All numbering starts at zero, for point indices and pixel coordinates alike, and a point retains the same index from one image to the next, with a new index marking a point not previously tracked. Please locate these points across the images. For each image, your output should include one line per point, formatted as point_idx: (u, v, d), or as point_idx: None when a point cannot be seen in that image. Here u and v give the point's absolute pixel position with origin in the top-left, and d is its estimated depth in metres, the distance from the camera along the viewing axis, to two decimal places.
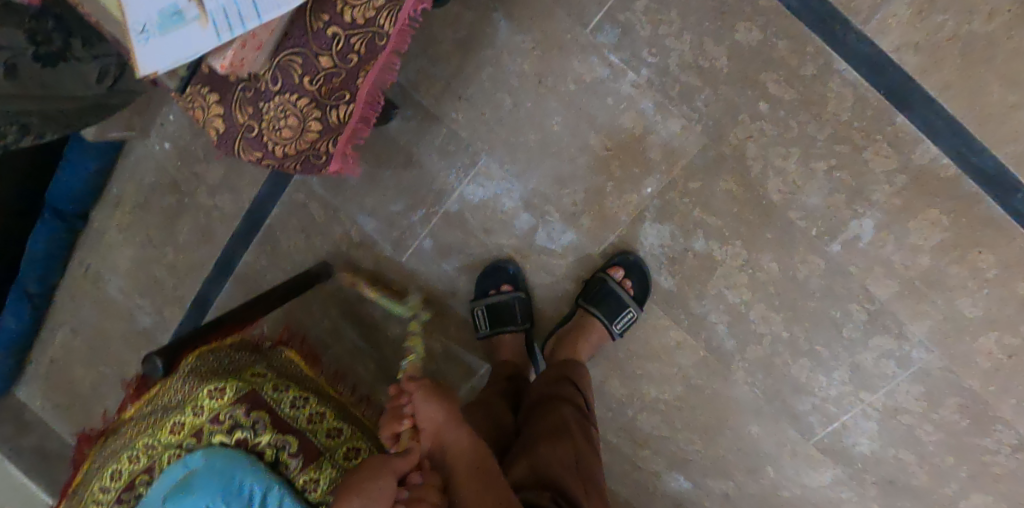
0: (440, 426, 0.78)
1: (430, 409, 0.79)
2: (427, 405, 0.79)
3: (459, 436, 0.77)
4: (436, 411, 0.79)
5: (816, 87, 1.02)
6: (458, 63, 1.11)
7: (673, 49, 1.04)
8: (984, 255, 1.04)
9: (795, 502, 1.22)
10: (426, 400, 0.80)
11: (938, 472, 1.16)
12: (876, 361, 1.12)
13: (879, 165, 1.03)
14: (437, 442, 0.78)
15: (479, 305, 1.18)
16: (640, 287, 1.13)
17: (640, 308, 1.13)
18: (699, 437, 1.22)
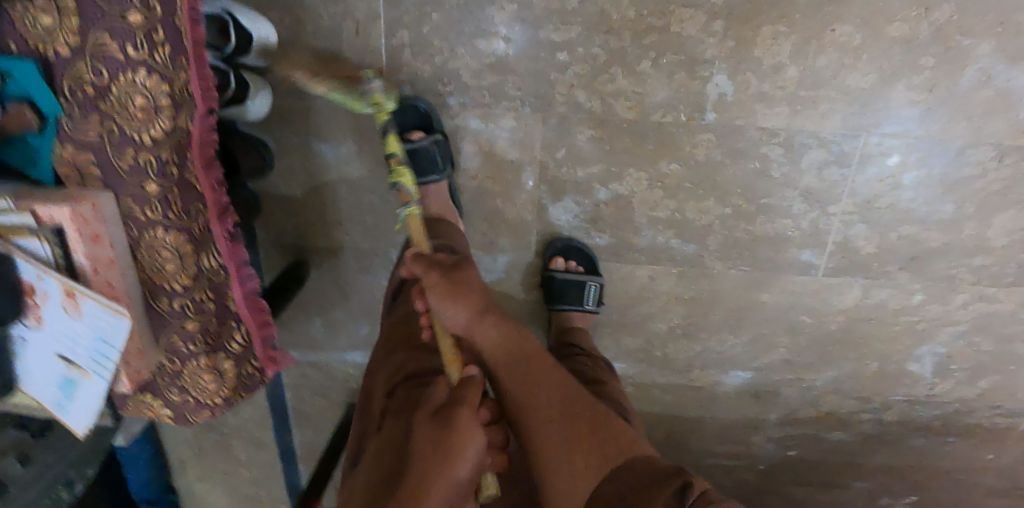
0: (470, 325, 0.82)
1: (456, 314, 0.82)
2: (450, 309, 0.82)
3: (485, 327, 0.81)
4: (466, 312, 0.82)
5: (593, 8, 1.01)
6: (316, 199, 1.18)
7: (458, 67, 1.06)
8: (837, 29, 1.01)
9: (846, 326, 1.24)
10: (453, 304, 0.82)
11: (947, 223, 1.15)
12: (819, 176, 1.11)
13: (693, 28, 1.02)
14: (466, 333, 0.83)
15: (397, 158, 1.07)
16: (586, 262, 1.17)
17: (598, 275, 1.17)
18: (728, 333, 1.25)
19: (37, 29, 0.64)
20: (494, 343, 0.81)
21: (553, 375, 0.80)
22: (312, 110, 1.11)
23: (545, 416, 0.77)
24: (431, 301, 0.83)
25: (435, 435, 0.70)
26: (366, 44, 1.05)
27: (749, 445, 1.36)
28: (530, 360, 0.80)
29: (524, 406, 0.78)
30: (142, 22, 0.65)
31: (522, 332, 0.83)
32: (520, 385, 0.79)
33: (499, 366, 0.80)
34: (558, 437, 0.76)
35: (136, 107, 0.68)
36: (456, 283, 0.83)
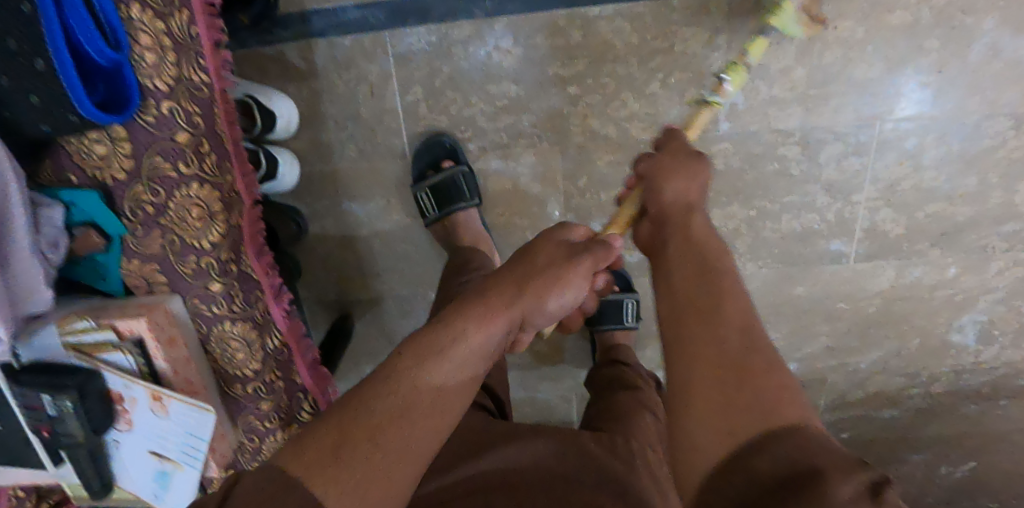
0: (665, 210, 0.74)
1: (671, 193, 0.74)
2: (666, 185, 0.74)
3: (683, 194, 0.74)
4: (679, 191, 0.74)
5: (598, 39, 1.03)
6: (353, 253, 1.21)
7: (473, 113, 1.09)
8: (840, 25, 1.03)
9: (884, 307, 1.25)
10: (675, 179, 0.75)
11: (973, 195, 1.15)
12: (839, 167, 1.13)
13: (698, 44, 1.04)
14: (660, 211, 0.74)
15: (422, 187, 1.10)
16: (622, 281, 1.21)
17: (633, 291, 1.19)
18: (768, 328, 1.27)
19: (96, 162, 0.69)
20: (679, 244, 0.69)
21: (743, 296, 0.62)
22: (338, 172, 1.14)
23: (711, 330, 0.59)
24: (662, 167, 0.76)
25: (539, 262, 0.71)
26: (382, 104, 1.08)
27: None
28: (718, 265, 0.65)
29: (705, 305, 0.62)
30: (190, 140, 0.70)
31: (722, 246, 0.69)
32: (693, 301, 0.62)
33: (674, 263, 0.67)
34: (716, 350, 0.58)
35: (193, 217, 0.72)
36: (693, 163, 0.76)
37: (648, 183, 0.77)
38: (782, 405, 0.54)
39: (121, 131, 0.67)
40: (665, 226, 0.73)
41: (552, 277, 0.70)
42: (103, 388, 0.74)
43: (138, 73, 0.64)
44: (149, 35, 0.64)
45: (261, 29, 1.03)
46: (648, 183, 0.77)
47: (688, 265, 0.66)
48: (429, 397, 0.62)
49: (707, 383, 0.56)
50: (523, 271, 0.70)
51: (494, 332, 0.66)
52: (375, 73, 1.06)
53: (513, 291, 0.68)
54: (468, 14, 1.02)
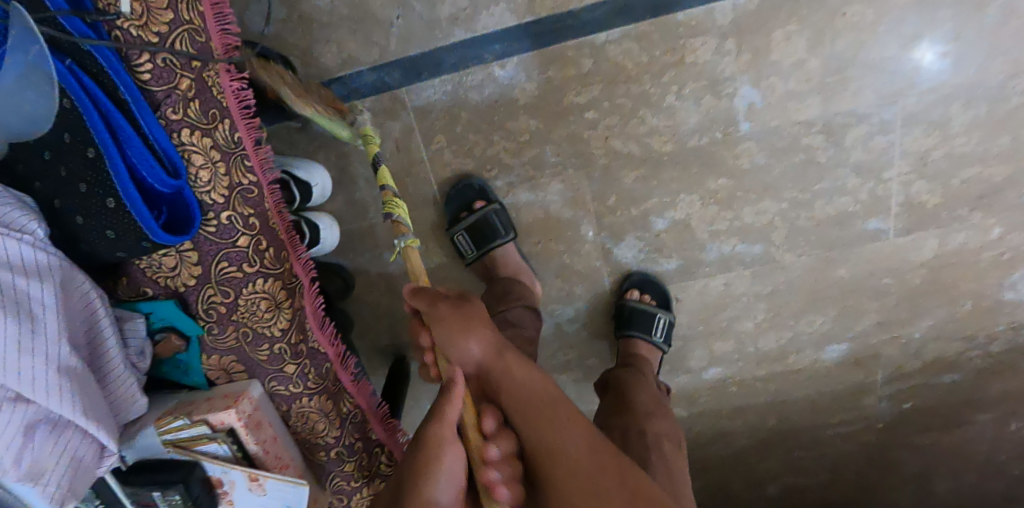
0: (485, 361, 0.76)
1: (474, 349, 0.76)
2: (466, 345, 0.75)
3: (487, 354, 0.76)
4: (482, 346, 0.76)
5: (607, 64, 1.05)
6: (399, 300, 1.23)
7: (496, 152, 1.11)
8: (846, 12, 1.03)
9: (930, 276, 1.25)
10: (462, 340, 0.75)
11: (1008, 154, 1.14)
12: (866, 149, 1.13)
13: (707, 53, 1.05)
14: (478, 366, 0.77)
15: (458, 230, 1.13)
16: (658, 294, 1.20)
17: (668, 310, 1.18)
18: (816, 313, 1.28)
19: (169, 275, 0.75)
20: (510, 389, 0.75)
21: (575, 424, 0.73)
22: (374, 227, 1.17)
23: (570, 446, 0.71)
24: (446, 332, 0.76)
25: (418, 456, 0.68)
26: (407, 156, 1.12)
27: (862, 407, 1.40)
28: (549, 407, 0.74)
29: (548, 455, 0.71)
30: (249, 242, 0.76)
31: (541, 378, 0.76)
32: (530, 421, 0.73)
33: (511, 399, 0.74)
34: (578, 490, 0.69)
35: (262, 308, 0.78)
36: (463, 303, 0.78)
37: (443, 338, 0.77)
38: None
39: (188, 244, 0.73)
40: (484, 383, 0.77)
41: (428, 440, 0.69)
42: (203, 475, 0.80)
43: (196, 191, 0.71)
44: (200, 154, 0.71)
45: (285, 104, 1.08)
46: (443, 335, 0.76)
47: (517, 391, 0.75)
48: None
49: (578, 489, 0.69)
50: (408, 468, 0.69)
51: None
52: (398, 129, 1.10)
53: (420, 484, 0.67)
54: (478, 60, 1.05)
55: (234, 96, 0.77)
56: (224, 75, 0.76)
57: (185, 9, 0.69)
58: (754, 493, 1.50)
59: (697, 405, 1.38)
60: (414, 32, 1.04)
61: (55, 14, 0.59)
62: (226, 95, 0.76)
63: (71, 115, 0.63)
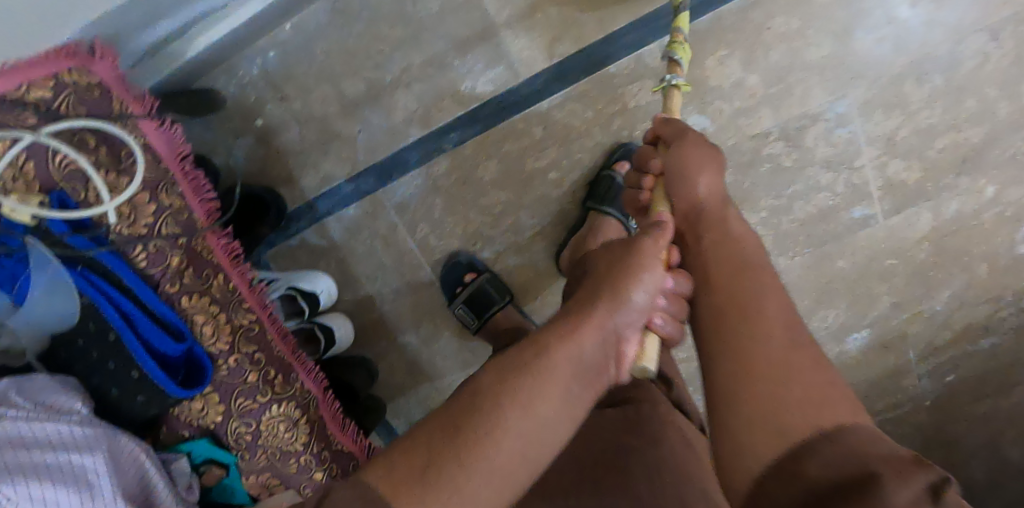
0: (710, 198, 0.77)
1: (701, 186, 0.77)
2: (696, 178, 0.77)
3: (702, 187, 0.78)
4: (710, 185, 0.77)
5: (557, 127, 1.11)
6: (421, 378, 1.30)
7: (476, 228, 1.18)
8: (770, 26, 1.06)
9: (935, 247, 1.23)
10: (701, 173, 0.77)
11: (977, 113, 1.13)
12: (829, 144, 1.14)
13: (647, 95, 1.10)
14: (689, 205, 0.78)
15: (457, 304, 1.18)
16: None
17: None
18: (827, 308, 1.29)
19: (199, 417, 0.86)
20: (717, 240, 0.73)
21: (775, 290, 0.67)
22: (383, 317, 1.26)
23: (767, 299, 0.66)
24: (681, 157, 0.77)
25: (613, 264, 0.70)
26: (396, 249, 1.20)
27: (903, 389, 1.37)
28: (752, 267, 0.70)
29: (734, 308, 0.66)
30: (258, 375, 0.86)
31: (752, 240, 0.74)
32: (731, 270, 0.70)
33: (717, 249, 0.73)
34: (775, 349, 0.62)
35: (281, 430, 0.88)
36: (714, 154, 0.79)
37: (673, 171, 0.78)
38: (830, 405, 0.58)
39: (207, 388, 0.84)
40: (692, 228, 0.77)
41: (632, 255, 0.70)
42: None
43: (204, 343, 0.83)
44: (201, 313, 0.83)
45: (281, 226, 1.18)
46: (671, 171, 0.78)
47: (709, 241, 0.74)
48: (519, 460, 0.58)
49: (764, 361, 0.61)
50: (618, 257, 0.71)
51: (555, 335, 0.62)
52: (382, 228, 1.18)
53: (597, 291, 0.67)
54: (440, 150, 1.13)
55: (225, 253, 0.90)
56: (212, 238, 0.88)
57: (164, 193, 0.82)
58: None
59: None
60: (377, 140, 1.13)
61: (59, 236, 0.74)
62: (216, 253, 0.88)
63: (88, 309, 0.77)
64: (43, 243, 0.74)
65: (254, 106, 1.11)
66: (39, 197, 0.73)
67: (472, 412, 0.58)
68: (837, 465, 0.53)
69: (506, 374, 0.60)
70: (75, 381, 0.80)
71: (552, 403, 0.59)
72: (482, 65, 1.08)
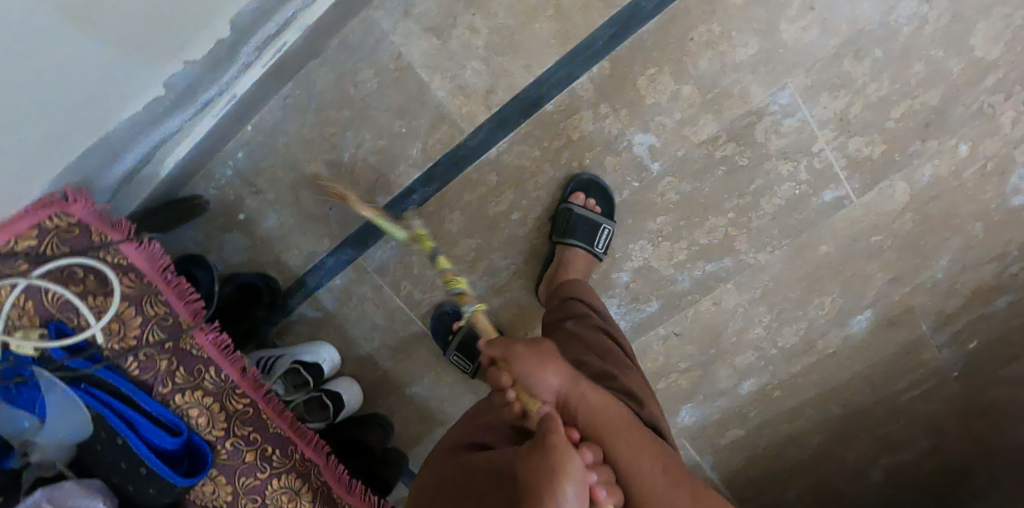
0: (567, 390, 0.85)
1: (552, 376, 0.85)
2: (544, 373, 0.85)
3: (561, 371, 0.86)
4: (559, 376, 0.85)
5: (509, 170, 1.17)
6: (435, 425, 1.36)
7: (455, 276, 1.24)
8: (691, 37, 1.09)
9: (920, 215, 1.20)
10: (547, 369, 0.85)
11: (925, 77, 1.12)
12: (781, 136, 1.15)
13: (587, 125, 1.14)
14: (562, 396, 0.85)
15: (450, 353, 1.25)
16: (604, 201, 1.16)
17: (613, 220, 1.16)
18: (822, 295, 1.27)
19: (212, 499, 0.94)
20: (590, 419, 0.84)
21: (647, 444, 0.85)
22: (388, 374, 1.33)
23: (658, 489, 0.81)
24: (525, 362, 0.85)
25: (535, 488, 0.69)
26: (386, 309, 1.27)
27: (923, 363, 1.33)
28: (618, 434, 0.84)
29: (633, 490, 0.81)
30: (254, 454, 0.94)
31: (611, 404, 0.87)
32: (615, 429, 0.84)
33: (592, 424, 0.84)
34: (667, 506, 0.80)
35: (285, 501, 0.95)
36: (558, 355, 0.88)
37: (528, 373, 0.85)
38: None
39: (213, 471, 0.93)
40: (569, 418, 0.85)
41: (561, 471, 0.69)
42: None
43: (201, 432, 0.92)
44: (195, 406, 0.92)
45: (279, 305, 1.27)
46: (528, 374, 0.85)
47: (589, 414, 0.85)
48: None
49: (659, 497, 0.81)
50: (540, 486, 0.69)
51: None
52: (369, 292, 1.26)
53: (544, 489, 0.68)
54: (406, 212, 1.20)
55: (213, 346, 0.96)
56: (200, 335, 0.96)
57: (148, 305, 0.91)
58: (856, 487, 1.40)
59: (749, 421, 1.37)
60: (348, 213, 1.21)
61: (59, 361, 0.84)
62: (206, 349, 0.95)
63: (96, 419, 0.87)
64: (47, 369, 0.85)
65: (235, 203, 1.20)
66: (37, 330, 0.84)
67: None
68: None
69: None
70: (98, 482, 0.88)
71: None
72: (427, 128, 1.14)
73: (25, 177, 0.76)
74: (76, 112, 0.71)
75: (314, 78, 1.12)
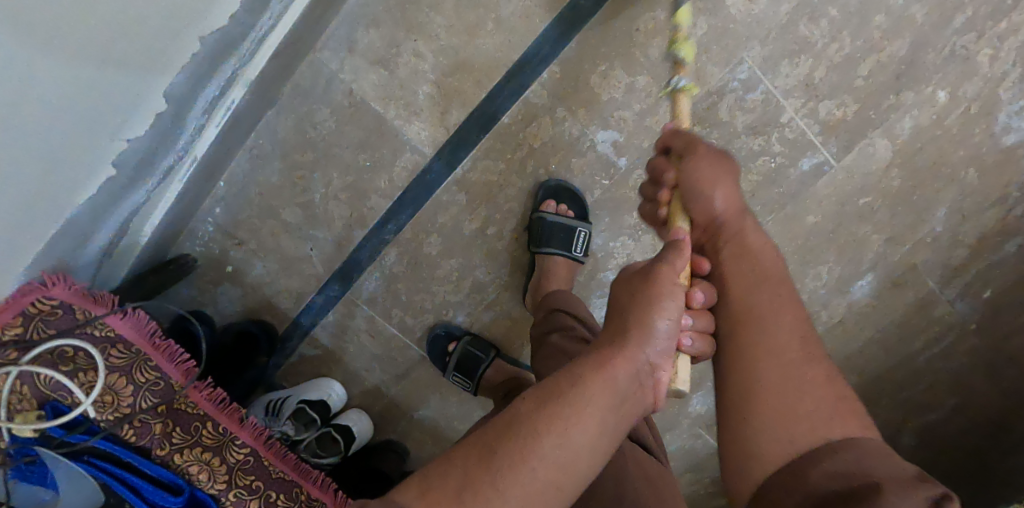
0: (728, 211, 0.77)
1: (719, 198, 0.77)
2: (713, 186, 0.77)
3: (727, 188, 0.77)
4: (728, 199, 0.77)
5: (477, 187, 1.17)
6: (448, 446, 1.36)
7: (442, 298, 1.25)
8: (636, 27, 1.07)
9: (907, 168, 1.16)
10: (720, 179, 0.77)
11: (887, 28, 1.08)
12: (747, 111, 1.12)
13: (547, 131, 1.13)
14: (718, 219, 0.77)
15: (450, 373, 1.23)
16: (576, 205, 1.15)
17: (589, 222, 1.15)
18: (817, 265, 1.23)
19: None
20: (740, 257, 0.75)
21: (793, 308, 0.73)
22: (394, 402, 1.34)
23: (788, 355, 0.70)
24: (700, 169, 0.77)
25: (623, 320, 0.71)
26: (381, 339, 1.28)
27: (937, 320, 1.27)
28: (778, 279, 0.74)
29: (754, 344, 0.71)
30: (258, 501, 0.98)
31: (772, 252, 0.77)
32: (757, 274, 0.74)
33: (739, 259, 0.75)
34: (789, 369, 0.69)
35: None
36: (725, 160, 0.78)
37: (693, 177, 0.78)
38: (839, 425, 0.66)
39: None
40: (715, 240, 0.78)
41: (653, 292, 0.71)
42: None
43: (204, 488, 0.95)
44: (195, 463, 0.95)
45: (279, 348, 1.29)
46: (692, 177, 0.78)
47: (732, 257, 0.76)
48: (589, 451, 0.66)
49: (783, 369, 0.69)
50: (622, 313, 0.72)
51: (592, 358, 0.69)
52: (362, 325, 1.27)
53: (630, 320, 0.70)
54: (384, 242, 1.21)
55: (209, 401, 1.00)
56: (195, 393, 1.00)
57: (139, 373, 0.95)
58: None
59: None
60: (329, 252, 1.22)
61: (59, 438, 0.88)
62: (201, 405, 1.00)
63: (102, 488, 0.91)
64: (50, 447, 0.88)
65: (220, 257, 1.23)
66: (35, 412, 0.88)
67: (511, 416, 0.67)
68: (842, 477, 0.62)
69: (543, 403, 0.66)
70: None
71: (609, 389, 0.66)
72: (390, 157, 1.15)
73: (41, 214, 0.77)
74: (82, 145, 0.74)
75: (274, 126, 1.14)
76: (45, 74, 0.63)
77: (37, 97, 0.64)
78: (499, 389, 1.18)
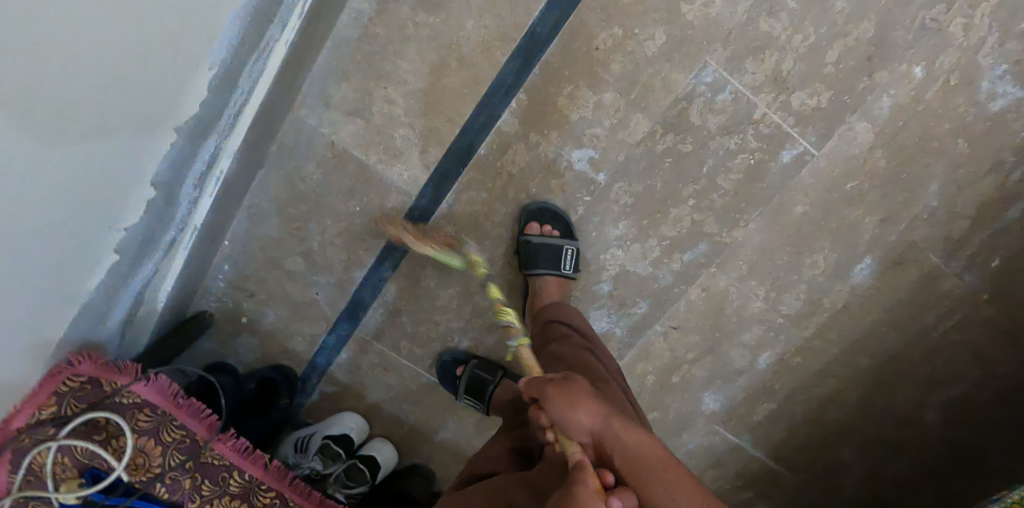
0: (600, 432, 0.78)
1: (585, 419, 0.78)
2: (575, 416, 0.78)
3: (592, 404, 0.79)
4: (594, 420, 0.78)
5: (463, 218, 1.20)
6: None
7: (446, 325, 1.30)
8: (596, 46, 1.10)
9: (891, 148, 1.14)
10: (578, 412, 0.78)
11: (850, 13, 1.07)
12: (717, 112, 1.13)
13: (523, 157, 1.16)
14: (596, 437, 0.78)
15: (460, 396, 1.26)
16: (561, 224, 1.17)
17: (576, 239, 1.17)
18: (813, 254, 1.22)
19: None
20: (629, 467, 0.76)
21: (683, 475, 0.76)
22: (415, 428, 1.39)
23: None
24: (555, 412, 0.80)
25: None
26: (394, 370, 1.34)
27: (946, 294, 1.24)
28: (658, 470, 0.75)
29: None
30: None
31: (647, 439, 0.78)
32: (654, 486, 0.74)
33: (625, 467, 0.76)
34: None
35: None
36: (584, 397, 0.80)
37: (564, 426, 0.79)
38: None
39: None
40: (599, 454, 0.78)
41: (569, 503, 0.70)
42: None
43: None
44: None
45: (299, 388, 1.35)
46: (564, 426, 0.79)
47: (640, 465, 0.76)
48: None
49: None
50: None
51: None
52: (374, 360, 1.33)
53: None
54: (383, 279, 1.26)
55: (234, 451, 1.08)
56: (221, 444, 1.07)
57: (166, 433, 1.04)
58: (915, 433, 1.33)
59: (778, 393, 1.33)
60: (334, 294, 1.28)
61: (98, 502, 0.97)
62: (227, 455, 1.07)
63: None
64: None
65: (235, 310, 1.30)
66: (75, 480, 0.97)
67: None
68: None
69: None
70: None
71: None
72: (377, 200, 1.20)
73: (57, 282, 0.80)
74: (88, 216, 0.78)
75: (267, 184, 1.20)
76: (48, 158, 0.65)
77: (42, 180, 0.66)
78: (508, 407, 1.19)
